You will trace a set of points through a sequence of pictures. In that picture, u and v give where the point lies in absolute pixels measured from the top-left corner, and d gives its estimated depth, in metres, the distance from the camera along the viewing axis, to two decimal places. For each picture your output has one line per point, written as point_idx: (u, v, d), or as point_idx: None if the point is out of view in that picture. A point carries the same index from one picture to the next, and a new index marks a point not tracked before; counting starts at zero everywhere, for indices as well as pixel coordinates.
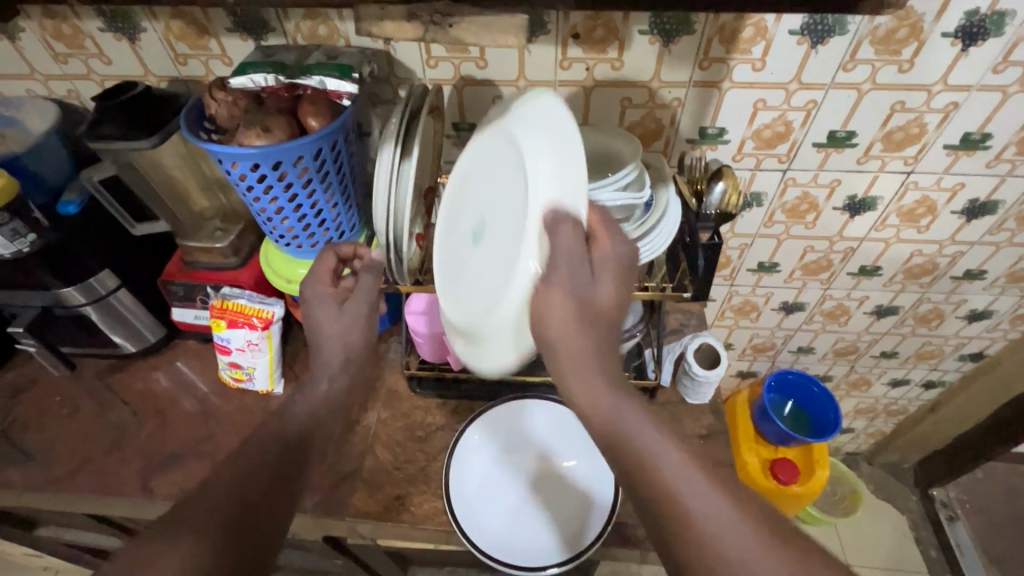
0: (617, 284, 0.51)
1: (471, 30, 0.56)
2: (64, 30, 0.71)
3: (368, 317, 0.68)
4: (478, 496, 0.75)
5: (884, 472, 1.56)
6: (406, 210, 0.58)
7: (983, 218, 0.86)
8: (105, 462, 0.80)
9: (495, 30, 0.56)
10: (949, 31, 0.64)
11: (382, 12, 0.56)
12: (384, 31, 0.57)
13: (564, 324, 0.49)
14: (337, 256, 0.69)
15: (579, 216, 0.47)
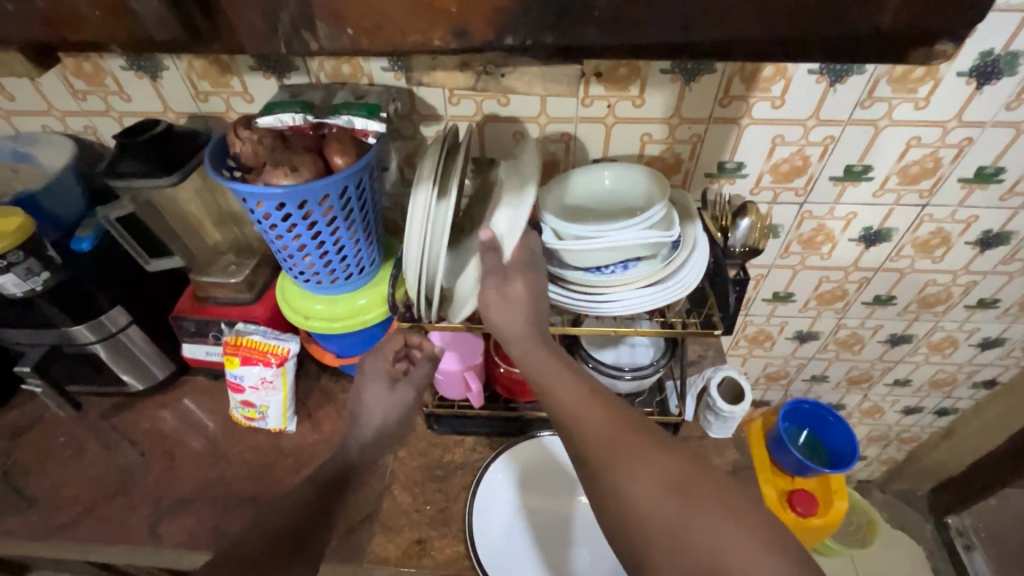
0: (528, 281, 0.57)
1: (521, 81, 0.68)
2: (85, 68, 0.71)
3: (411, 403, 0.69)
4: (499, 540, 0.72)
5: (897, 500, 1.55)
6: (442, 253, 0.57)
7: (996, 248, 0.87)
8: (112, 508, 0.77)
9: (547, 81, 0.68)
10: (964, 70, 0.65)
11: (434, 65, 0.67)
12: (436, 79, 0.68)
13: (496, 313, 0.57)
14: (403, 340, 0.71)
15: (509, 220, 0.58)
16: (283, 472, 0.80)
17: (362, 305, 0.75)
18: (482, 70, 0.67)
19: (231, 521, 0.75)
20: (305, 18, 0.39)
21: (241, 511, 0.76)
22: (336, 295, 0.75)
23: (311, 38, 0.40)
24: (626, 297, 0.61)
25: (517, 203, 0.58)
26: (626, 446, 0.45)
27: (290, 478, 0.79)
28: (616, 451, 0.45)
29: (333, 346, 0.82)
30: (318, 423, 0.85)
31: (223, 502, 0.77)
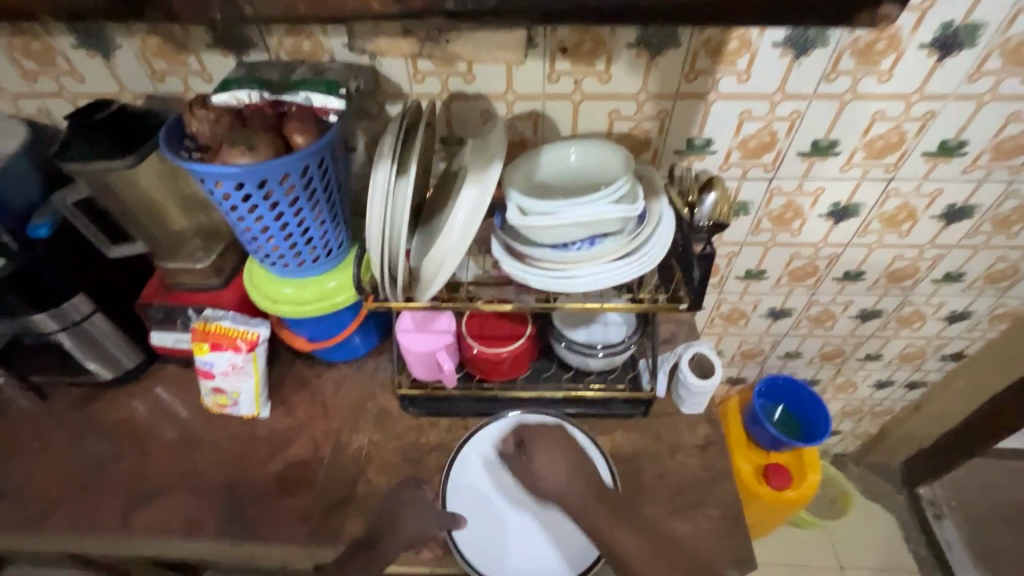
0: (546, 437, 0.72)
1: (468, 45, 0.66)
2: (35, 48, 0.68)
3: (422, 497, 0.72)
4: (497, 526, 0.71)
5: (871, 472, 1.59)
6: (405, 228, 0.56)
7: (961, 222, 0.88)
8: (83, 498, 0.76)
9: (493, 47, 0.65)
10: (926, 42, 0.66)
11: (376, 30, 0.65)
12: (379, 46, 0.66)
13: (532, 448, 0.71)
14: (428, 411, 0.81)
15: (477, 196, 0.56)
16: (256, 458, 0.79)
17: (332, 287, 0.74)
18: (425, 37, 0.65)
19: (205, 508, 0.74)
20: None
21: (214, 497, 0.75)
22: (305, 278, 0.74)
23: None
24: (594, 272, 0.61)
25: (483, 184, 0.56)
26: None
27: (264, 463, 0.79)
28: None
29: (305, 331, 0.81)
30: (292, 409, 0.84)
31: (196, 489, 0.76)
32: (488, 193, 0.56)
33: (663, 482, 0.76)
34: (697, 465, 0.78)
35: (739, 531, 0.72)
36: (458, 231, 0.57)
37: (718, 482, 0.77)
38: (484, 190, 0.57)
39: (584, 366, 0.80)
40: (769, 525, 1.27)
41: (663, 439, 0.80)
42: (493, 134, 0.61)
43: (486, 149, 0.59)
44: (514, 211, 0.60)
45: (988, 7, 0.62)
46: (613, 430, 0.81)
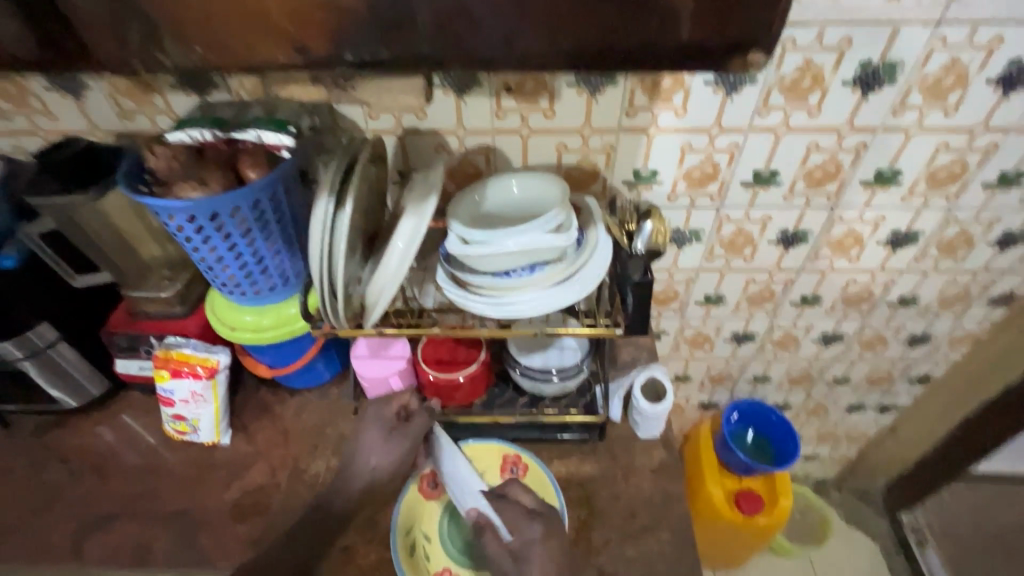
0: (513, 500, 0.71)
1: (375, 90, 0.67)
2: (9, 89, 0.72)
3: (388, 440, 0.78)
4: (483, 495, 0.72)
5: (853, 498, 1.57)
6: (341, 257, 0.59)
7: (907, 247, 0.91)
8: (37, 526, 0.77)
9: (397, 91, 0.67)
10: (848, 79, 0.70)
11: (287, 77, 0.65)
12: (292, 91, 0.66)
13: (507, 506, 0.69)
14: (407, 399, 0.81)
15: (414, 227, 0.60)
16: (212, 484, 0.80)
17: (290, 314, 0.76)
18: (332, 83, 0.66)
19: (157, 536, 0.75)
20: (154, 37, 0.39)
21: (168, 526, 0.76)
22: (263, 306, 0.76)
23: (163, 57, 0.40)
24: (534, 299, 0.63)
25: (420, 217, 0.60)
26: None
27: (219, 490, 0.79)
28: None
29: (265, 358, 0.83)
30: (252, 436, 0.85)
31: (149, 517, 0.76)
32: (424, 223, 0.60)
33: (616, 507, 0.77)
34: (650, 490, 0.79)
35: (690, 556, 0.72)
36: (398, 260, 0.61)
37: (671, 506, 0.77)
38: (422, 220, 0.61)
39: (538, 392, 0.81)
40: (744, 552, 1.26)
41: (618, 463, 0.81)
42: (434, 170, 0.65)
43: (428, 183, 0.63)
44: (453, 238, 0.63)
45: (902, 47, 0.66)
46: (568, 454, 0.82)
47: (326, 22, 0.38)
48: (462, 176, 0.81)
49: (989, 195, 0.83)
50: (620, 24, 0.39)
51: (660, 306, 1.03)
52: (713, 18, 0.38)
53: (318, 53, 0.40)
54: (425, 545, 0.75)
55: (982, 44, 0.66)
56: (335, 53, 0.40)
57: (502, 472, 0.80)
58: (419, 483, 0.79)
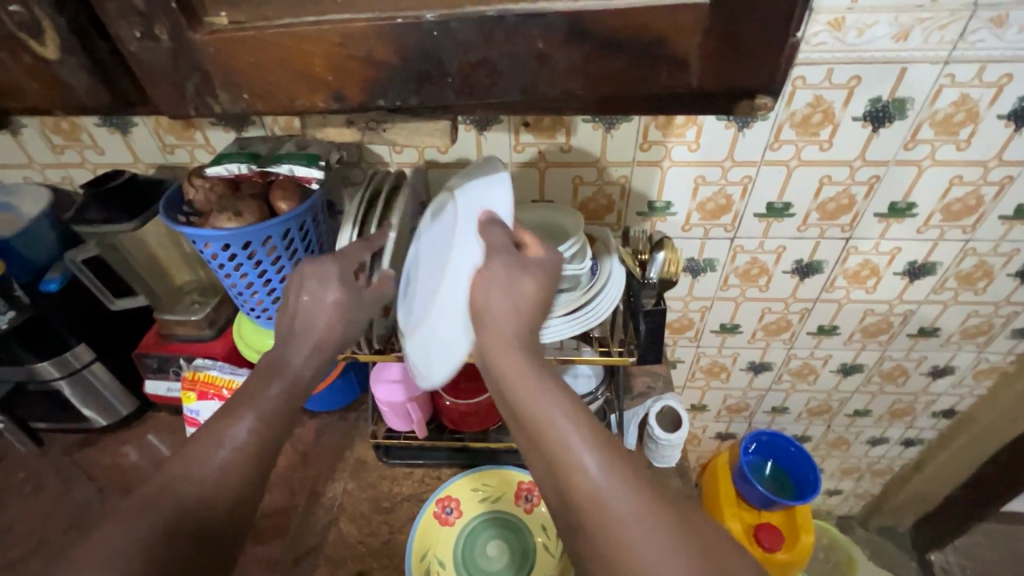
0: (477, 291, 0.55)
1: (403, 133, 0.58)
2: (63, 126, 0.78)
3: (332, 303, 0.62)
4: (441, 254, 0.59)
5: (879, 536, 1.52)
6: None
7: (925, 279, 0.91)
8: (64, 543, 0.79)
9: (423, 133, 0.57)
10: (858, 115, 0.71)
11: (322, 119, 0.58)
12: (326, 136, 0.58)
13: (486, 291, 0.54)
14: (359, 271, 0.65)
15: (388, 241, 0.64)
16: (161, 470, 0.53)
17: None
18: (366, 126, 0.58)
19: None
20: (207, 87, 0.43)
21: None
22: None
23: (215, 103, 0.44)
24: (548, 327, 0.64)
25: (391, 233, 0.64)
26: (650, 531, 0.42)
27: None
28: (645, 525, 0.42)
29: None
30: None
31: (154, 545, 0.47)
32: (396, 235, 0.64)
33: None
34: None
35: None
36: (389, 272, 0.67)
37: None
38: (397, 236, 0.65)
39: None
40: None
41: None
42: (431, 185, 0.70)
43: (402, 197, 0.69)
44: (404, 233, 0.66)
45: (911, 85, 0.68)
46: None
47: (361, 72, 0.41)
48: None
49: (1006, 227, 0.83)
50: (632, 71, 0.40)
51: (675, 334, 1.04)
52: (723, 65, 0.39)
53: (354, 99, 0.43)
54: (438, 570, 0.74)
55: (991, 81, 0.68)
56: (370, 99, 0.43)
57: (516, 500, 0.80)
58: (435, 507, 0.78)
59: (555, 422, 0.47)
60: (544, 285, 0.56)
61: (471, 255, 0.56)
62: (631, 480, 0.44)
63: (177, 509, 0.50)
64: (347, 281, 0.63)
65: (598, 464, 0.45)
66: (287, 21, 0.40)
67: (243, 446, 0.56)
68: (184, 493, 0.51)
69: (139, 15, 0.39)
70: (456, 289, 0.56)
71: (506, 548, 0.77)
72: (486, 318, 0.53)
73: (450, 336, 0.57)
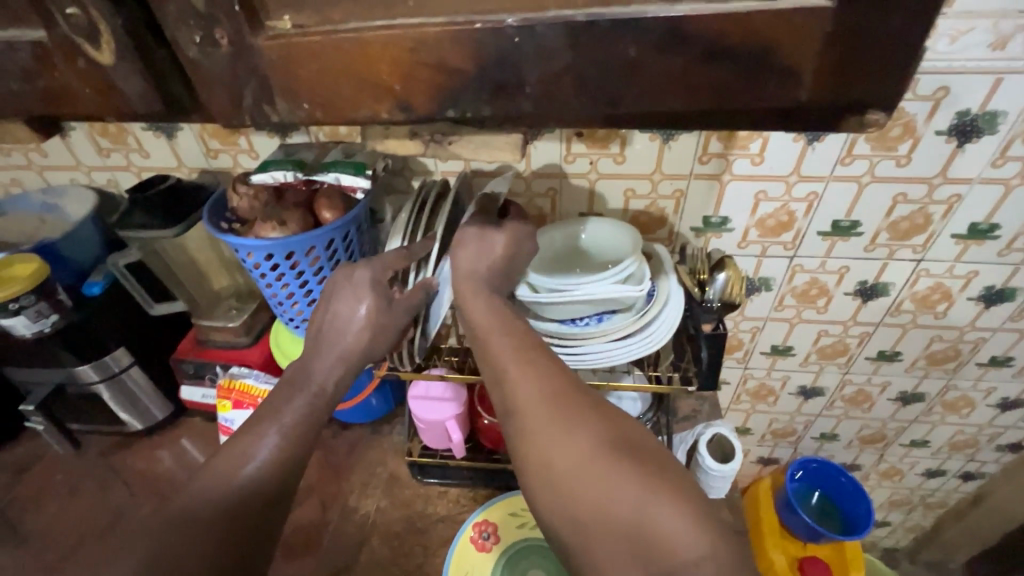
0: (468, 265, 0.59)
1: (469, 147, 0.57)
2: (110, 129, 0.78)
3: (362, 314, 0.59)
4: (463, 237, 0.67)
5: (929, 573, 1.43)
6: None
7: (1002, 305, 0.84)
8: (97, 550, 0.78)
9: (491, 147, 0.57)
10: (943, 129, 0.66)
11: (385, 131, 0.58)
12: (387, 147, 0.59)
13: (462, 261, 0.59)
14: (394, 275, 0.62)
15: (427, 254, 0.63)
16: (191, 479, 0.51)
17: None
18: (430, 138, 0.57)
19: None
20: (266, 94, 0.41)
21: None
22: None
23: (273, 112, 0.42)
24: (601, 350, 0.61)
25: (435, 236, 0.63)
26: (559, 412, 0.47)
27: None
28: (552, 408, 0.48)
29: None
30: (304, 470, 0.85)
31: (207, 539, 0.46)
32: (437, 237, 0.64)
33: None
34: None
35: None
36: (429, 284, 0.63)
37: None
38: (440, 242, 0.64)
39: None
40: None
41: None
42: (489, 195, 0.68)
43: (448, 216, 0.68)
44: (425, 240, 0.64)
45: (1005, 98, 0.62)
46: None
47: (431, 80, 0.39)
48: (526, 218, 0.81)
49: None
50: (731, 80, 0.37)
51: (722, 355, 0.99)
52: (839, 74, 0.36)
53: (420, 109, 0.40)
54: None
55: None
56: (437, 109, 0.40)
57: None
58: (472, 531, 0.75)
59: (492, 336, 0.55)
60: (512, 242, 0.61)
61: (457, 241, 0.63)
62: (548, 380, 0.50)
63: (207, 526, 0.47)
64: (380, 287, 0.59)
65: (521, 368, 0.51)
66: (355, 25, 0.37)
67: (270, 465, 0.53)
68: (206, 513, 0.48)
69: (200, 18, 0.37)
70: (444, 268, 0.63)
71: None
72: (457, 269, 0.59)
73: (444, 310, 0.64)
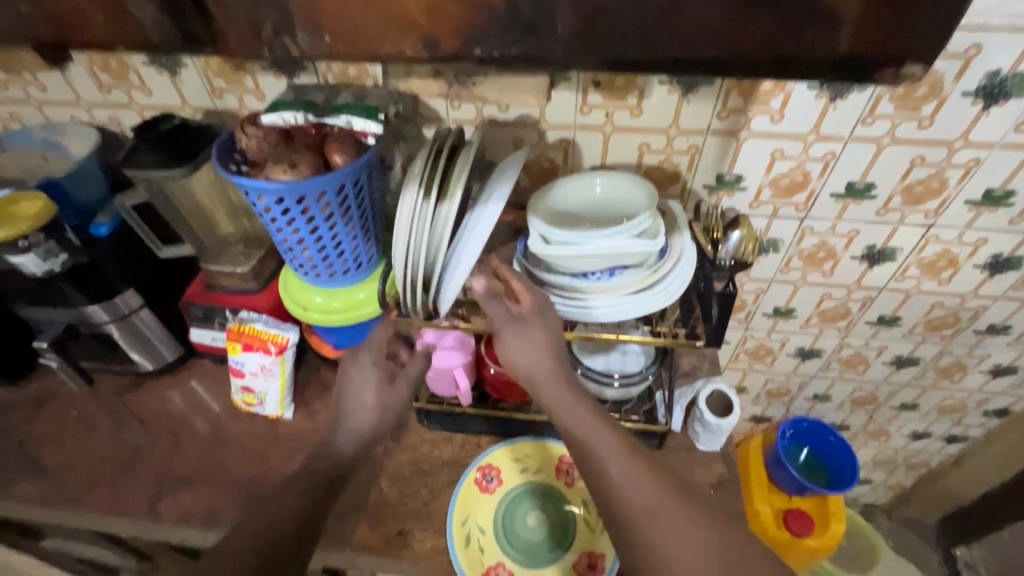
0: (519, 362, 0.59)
1: (491, 88, 0.69)
2: (111, 64, 0.75)
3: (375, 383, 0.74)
4: (484, 208, 0.58)
5: (904, 528, 1.50)
6: (394, 263, 0.58)
7: (1007, 273, 0.84)
8: (115, 482, 0.81)
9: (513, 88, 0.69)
10: (970, 90, 0.64)
11: (410, 71, 0.69)
12: (412, 85, 0.70)
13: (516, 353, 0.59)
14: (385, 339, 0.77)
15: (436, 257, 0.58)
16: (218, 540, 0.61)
17: (360, 299, 0.77)
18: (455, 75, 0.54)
19: (223, 502, 0.78)
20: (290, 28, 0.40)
21: (234, 493, 0.79)
22: (336, 288, 0.77)
23: (295, 46, 0.41)
24: (612, 303, 0.61)
25: (453, 201, 0.57)
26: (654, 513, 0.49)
27: (284, 464, 0.82)
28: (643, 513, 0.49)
29: (331, 338, 0.84)
30: (314, 413, 0.87)
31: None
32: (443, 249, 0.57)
33: None
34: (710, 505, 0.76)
35: None
36: (442, 251, 0.57)
37: None
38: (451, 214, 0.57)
39: (600, 395, 0.80)
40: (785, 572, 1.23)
41: (677, 475, 0.79)
42: (508, 168, 0.61)
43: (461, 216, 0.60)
44: (443, 201, 0.57)
45: None
46: None
47: (461, 17, 0.37)
48: (537, 170, 0.80)
49: None
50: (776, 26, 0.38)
51: None
52: (886, 25, 0.36)
53: (446, 49, 0.39)
54: (478, 536, 0.74)
55: None
56: (464, 49, 0.39)
57: (557, 473, 0.80)
58: (476, 474, 0.78)
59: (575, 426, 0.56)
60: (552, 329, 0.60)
61: (492, 210, 0.58)
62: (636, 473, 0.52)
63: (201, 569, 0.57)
64: (381, 366, 0.76)
65: (618, 466, 0.53)
66: None
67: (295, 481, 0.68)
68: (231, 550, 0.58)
69: None
70: (474, 230, 0.57)
71: (547, 519, 0.76)
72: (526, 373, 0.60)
73: (462, 271, 0.58)
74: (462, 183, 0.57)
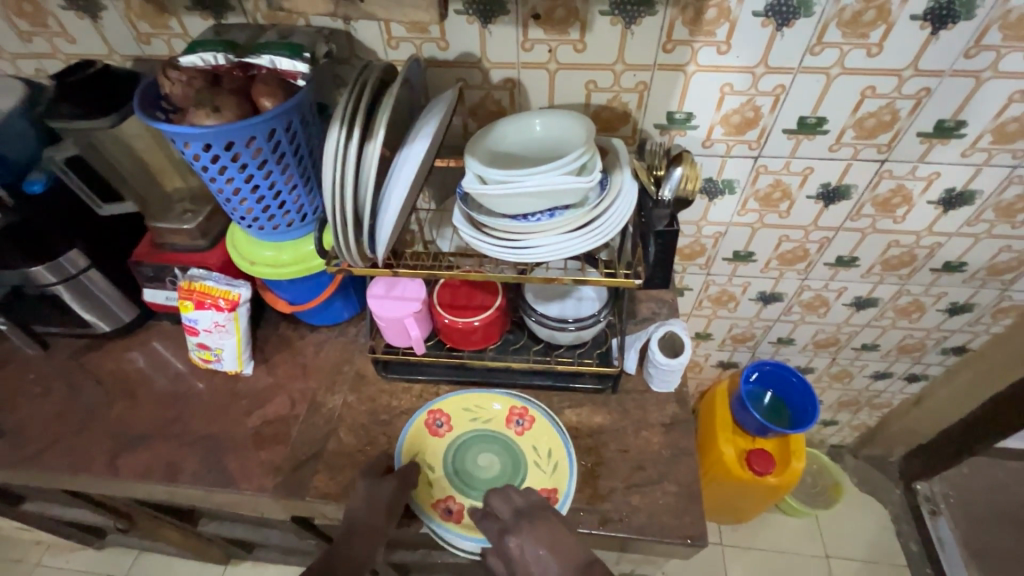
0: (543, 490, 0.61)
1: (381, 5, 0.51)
2: (28, 9, 0.71)
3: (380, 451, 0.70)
4: (412, 148, 0.59)
5: (868, 465, 1.55)
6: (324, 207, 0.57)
7: (960, 209, 0.84)
8: (76, 440, 0.82)
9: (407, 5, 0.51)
10: (918, 13, 0.62)
11: None
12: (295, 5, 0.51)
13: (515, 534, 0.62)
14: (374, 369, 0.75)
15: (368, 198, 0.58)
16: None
17: (308, 251, 0.76)
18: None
19: (183, 457, 0.79)
20: None
21: (194, 447, 0.80)
22: (282, 241, 0.76)
23: None
24: (550, 244, 0.61)
25: (378, 139, 0.56)
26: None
27: (243, 419, 0.82)
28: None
29: (285, 294, 0.83)
30: (273, 367, 0.88)
31: None
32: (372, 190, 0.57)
33: (625, 457, 0.77)
34: (660, 443, 0.78)
35: (696, 508, 0.72)
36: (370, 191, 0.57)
37: (680, 460, 0.77)
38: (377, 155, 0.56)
39: (552, 340, 0.81)
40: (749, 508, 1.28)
41: (629, 416, 0.81)
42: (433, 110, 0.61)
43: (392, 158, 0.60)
44: (368, 141, 0.56)
45: None
46: (580, 403, 0.82)
47: None
48: (484, 114, 0.78)
49: None
50: None
51: (685, 261, 1.00)
52: None
53: None
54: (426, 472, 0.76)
55: None
56: None
57: (507, 422, 0.79)
58: (426, 417, 0.79)
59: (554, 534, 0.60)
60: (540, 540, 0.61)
61: (418, 149, 0.59)
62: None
63: None
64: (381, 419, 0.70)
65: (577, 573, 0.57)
66: None
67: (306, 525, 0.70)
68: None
69: None
70: (401, 168, 0.59)
71: (497, 461, 0.77)
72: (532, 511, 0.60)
73: (394, 209, 0.59)
74: (385, 120, 0.56)
